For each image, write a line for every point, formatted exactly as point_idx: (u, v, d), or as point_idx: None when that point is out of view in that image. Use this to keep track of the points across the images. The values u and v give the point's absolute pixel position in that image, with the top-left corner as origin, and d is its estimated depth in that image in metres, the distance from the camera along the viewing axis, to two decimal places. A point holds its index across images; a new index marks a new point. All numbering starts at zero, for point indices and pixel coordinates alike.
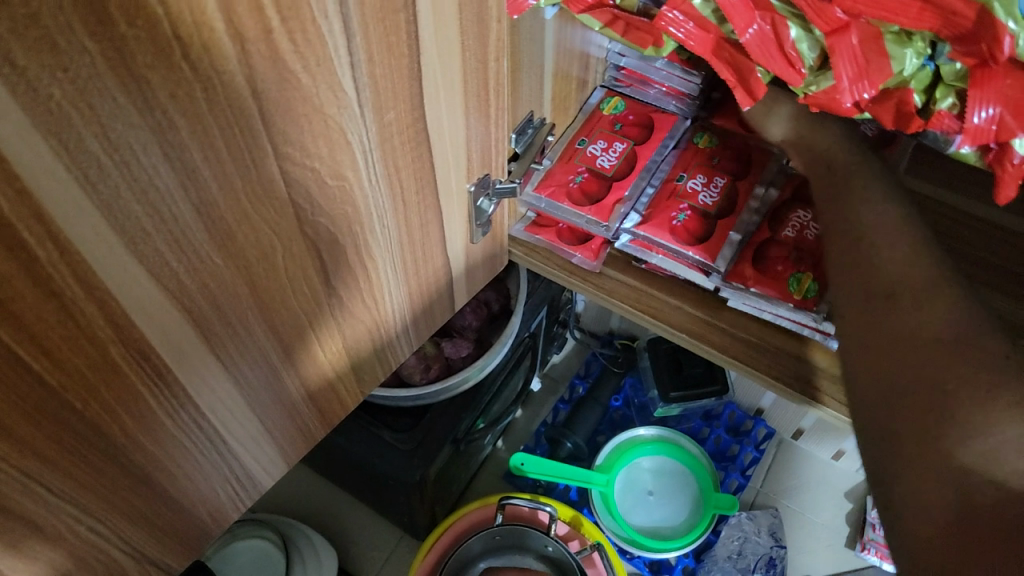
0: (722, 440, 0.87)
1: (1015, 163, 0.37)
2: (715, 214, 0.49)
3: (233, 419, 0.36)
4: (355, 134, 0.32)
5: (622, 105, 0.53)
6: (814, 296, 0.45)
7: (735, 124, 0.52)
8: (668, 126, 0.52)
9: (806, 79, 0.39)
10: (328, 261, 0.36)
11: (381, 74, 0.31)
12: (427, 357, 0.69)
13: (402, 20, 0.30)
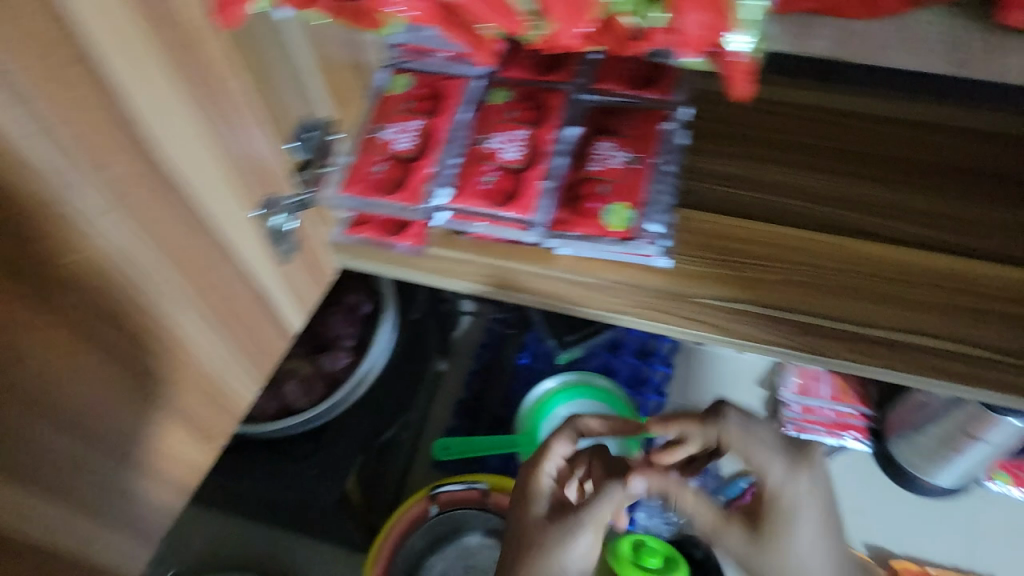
0: (632, 365, 0.88)
1: (744, 64, 0.32)
2: (521, 167, 0.49)
3: (65, 530, 0.34)
4: (82, 206, 0.29)
5: (409, 81, 0.51)
6: (631, 225, 0.47)
7: (528, 73, 0.51)
8: (459, 91, 0.51)
9: (520, 26, 0.34)
10: (114, 340, 0.33)
11: (86, 134, 0.28)
12: (308, 380, 0.67)
13: (86, 73, 0.27)
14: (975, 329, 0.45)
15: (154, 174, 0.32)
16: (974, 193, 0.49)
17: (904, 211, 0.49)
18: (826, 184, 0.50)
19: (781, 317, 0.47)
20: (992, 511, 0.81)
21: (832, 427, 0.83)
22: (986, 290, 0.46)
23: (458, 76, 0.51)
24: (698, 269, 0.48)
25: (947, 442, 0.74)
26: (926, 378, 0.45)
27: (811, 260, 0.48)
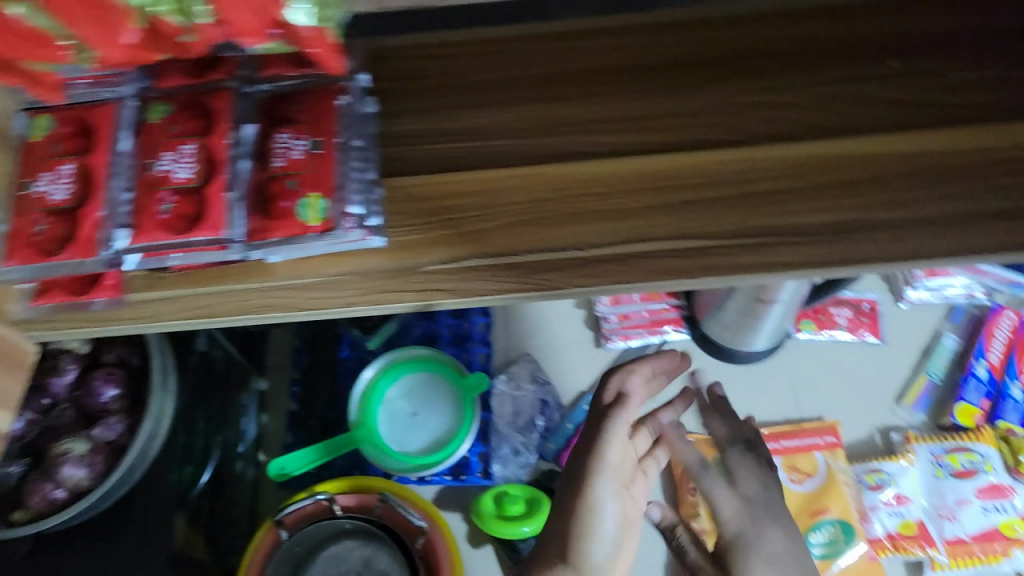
0: (452, 326, 0.88)
1: (319, 49, 0.40)
2: (200, 184, 0.45)
3: None
4: None
5: (52, 121, 0.47)
6: (329, 215, 0.45)
7: (184, 81, 0.47)
8: (110, 118, 0.46)
9: (96, 50, 0.39)
10: None
11: None
12: (84, 457, 0.62)
13: None
14: (685, 220, 0.47)
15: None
16: (662, 86, 0.50)
17: (603, 122, 0.49)
18: (522, 116, 0.50)
19: (508, 263, 0.47)
20: (807, 360, 0.86)
21: (650, 326, 0.86)
22: (688, 180, 0.48)
23: (107, 101, 0.47)
24: (421, 237, 0.47)
25: (746, 312, 0.78)
26: (655, 282, 0.46)
27: (526, 197, 0.48)
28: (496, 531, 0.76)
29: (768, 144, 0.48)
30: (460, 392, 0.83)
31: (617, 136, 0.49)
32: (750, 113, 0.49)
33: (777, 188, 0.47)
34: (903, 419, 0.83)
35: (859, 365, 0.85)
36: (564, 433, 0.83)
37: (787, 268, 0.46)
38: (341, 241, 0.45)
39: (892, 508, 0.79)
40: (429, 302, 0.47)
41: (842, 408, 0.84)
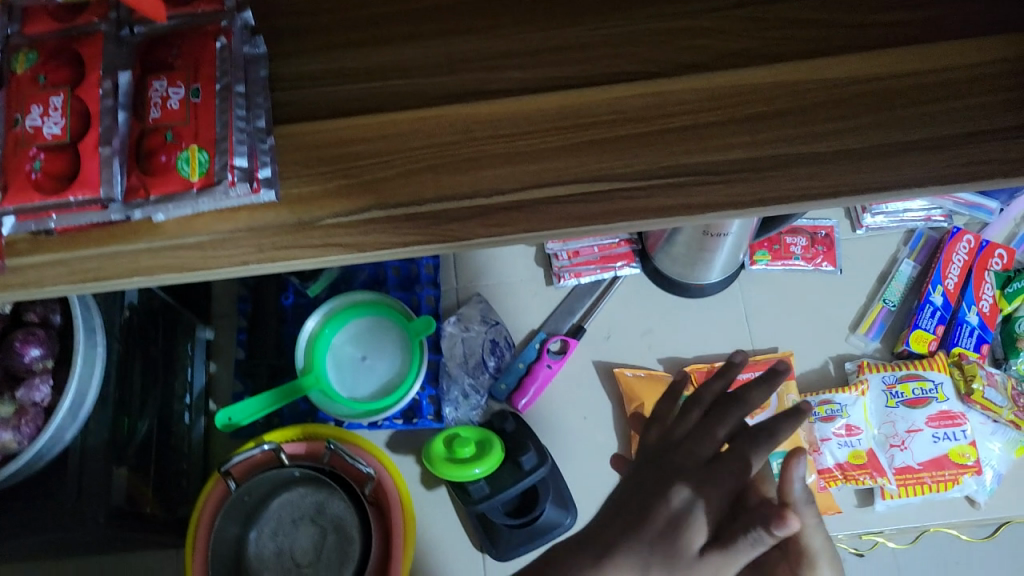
0: (400, 269, 0.87)
1: None
2: (72, 140, 0.42)
3: None
4: None
5: None
6: (210, 169, 0.42)
7: (51, 27, 0.44)
8: None
9: None
10: None
11: None
12: (8, 420, 0.60)
13: None
14: (596, 161, 0.44)
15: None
16: (571, 18, 0.47)
17: (509, 60, 0.47)
18: (422, 56, 0.47)
19: (409, 213, 0.44)
20: (760, 291, 0.84)
21: (602, 263, 0.84)
22: (597, 118, 0.45)
23: None
24: (317, 189, 0.44)
25: (695, 245, 0.77)
26: (564, 229, 0.44)
27: (427, 142, 0.45)
28: (445, 473, 0.76)
29: (683, 76, 0.45)
30: (407, 337, 0.81)
31: (524, 75, 0.46)
32: (665, 44, 0.46)
33: (692, 123, 0.44)
34: (857, 348, 0.82)
35: (813, 294, 0.84)
36: (516, 372, 0.83)
37: (702, 207, 0.43)
38: (227, 198, 0.42)
39: (843, 439, 0.77)
40: (327, 259, 0.44)
41: (795, 338, 0.83)
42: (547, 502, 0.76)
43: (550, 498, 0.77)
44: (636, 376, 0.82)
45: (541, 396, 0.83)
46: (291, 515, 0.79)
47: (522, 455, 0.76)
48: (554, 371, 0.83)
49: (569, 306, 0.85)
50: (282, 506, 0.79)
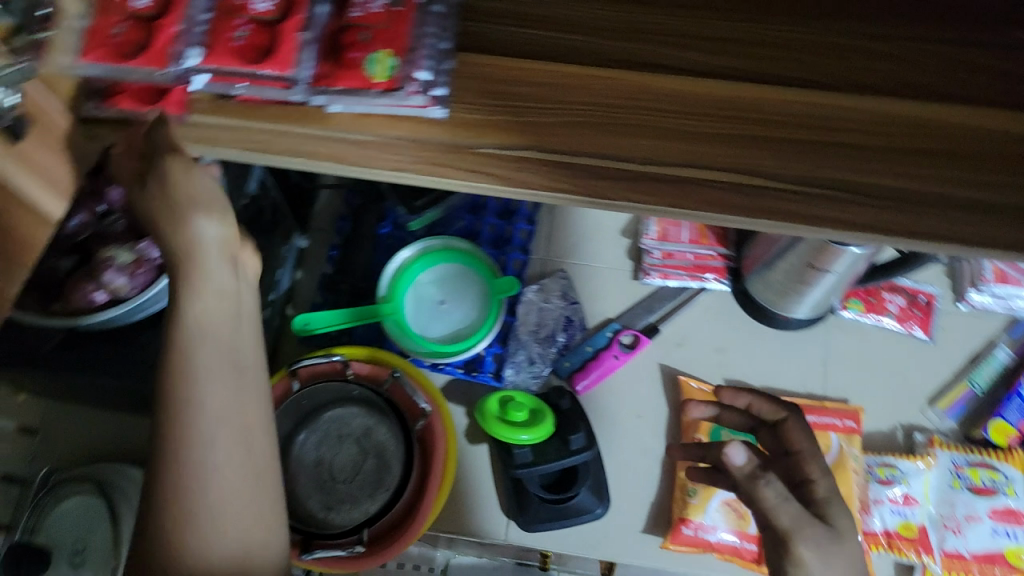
0: (496, 227, 0.88)
1: None
2: (276, 19, 0.45)
3: None
4: None
5: None
6: (395, 74, 0.44)
7: None
8: None
9: None
10: None
11: None
12: (124, 267, 0.64)
13: None
14: (757, 157, 0.44)
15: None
16: (767, 14, 0.47)
17: (694, 38, 0.46)
18: (606, 15, 0.47)
19: (565, 162, 0.45)
20: (847, 339, 0.84)
21: (692, 270, 0.84)
22: (770, 116, 0.44)
23: None
24: (482, 118, 0.46)
25: (795, 275, 0.76)
26: (709, 214, 0.44)
27: (595, 99, 0.45)
28: (495, 432, 0.77)
29: (861, 96, 0.44)
30: (489, 293, 0.83)
31: (705, 57, 0.46)
32: (854, 61, 0.45)
33: (860, 143, 0.44)
34: (931, 423, 0.81)
35: (896, 358, 0.83)
36: (582, 354, 0.83)
37: (855, 228, 0.43)
38: (401, 104, 0.44)
39: (896, 506, 0.77)
40: (476, 187, 0.45)
41: (870, 396, 0.82)
42: (583, 486, 0.77)
43: (587, 483, 0.78)
44: (702, 390, 0.82)
45: (599, 384, 0.83)
46: (338, 431, 0.78)
47: (571, 434, 0.77)
48: (620, 363, 0.83)
49: (649, 305, 0.86)
50: (338, 420, 0.78)
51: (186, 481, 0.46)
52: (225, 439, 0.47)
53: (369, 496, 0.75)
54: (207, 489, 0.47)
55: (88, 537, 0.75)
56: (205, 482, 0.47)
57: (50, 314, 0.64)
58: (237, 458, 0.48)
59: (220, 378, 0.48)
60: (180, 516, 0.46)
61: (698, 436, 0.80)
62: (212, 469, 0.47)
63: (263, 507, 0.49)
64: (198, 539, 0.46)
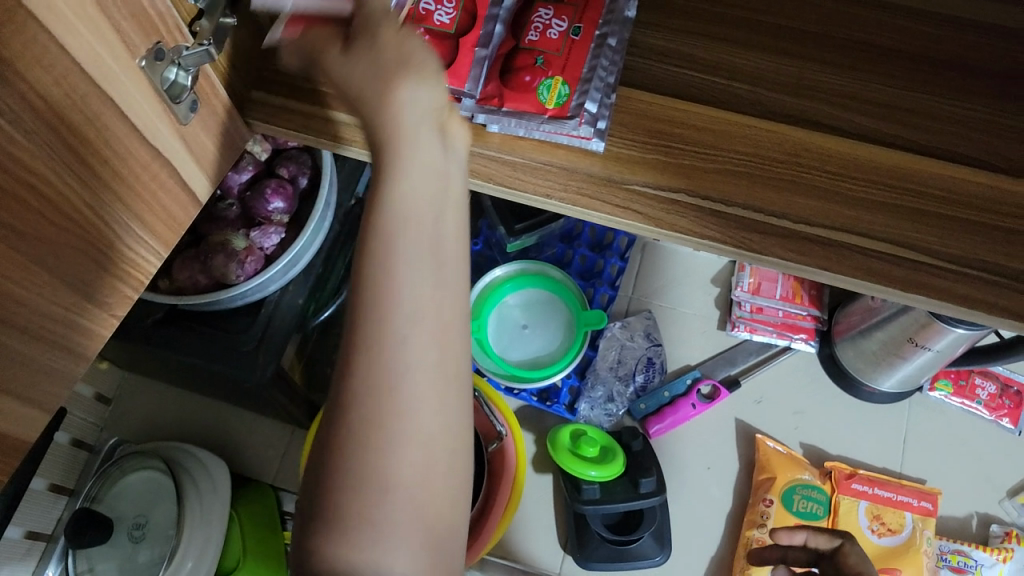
0: (586, 259, 0.87)
1: None
2: (456, 32, 0.47)
3: None
4: None
5: None
6: (566, 102, 0.45)
7: None
8: None
9: None
10: None
11: None
12: (239, 254, 0.64)
13: None
14: (913, 230, 0.43)
15: (20, 12, 0.30)
16: (944, 87, 0.45)
17: (865, 102, 0.45)
18: (773, 67, 0.46)
19: (716, 210, 0.44)
20: (929, 418, 0.83)
21: (781, 329, 0.83)
22: (932, 189, 0.43)
23: None
24: (637, 155, 0.45)
25: (891, 347, 0.74)
26: (858, 280, 0.43)
27: (754, 151, 0.44)
28: (566, 464, 0.76)
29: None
30: (573, 324, 0.82)
31: (874, 122, 0.45)
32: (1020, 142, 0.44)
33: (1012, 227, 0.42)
34: (1007, 515, 0.78)
35: (977, 444, 0.82)
36: (658, 398, 0.82)
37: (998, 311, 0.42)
38: (564, 134, 0.45)
39: None
40: (624, 220, 0.44)
41: (948, 479, 0.80)
42: (648, 531, 0.76)
43: (652, 529, 0.76)
44: (778, 451, 0.80)
45: (671, 430, 0.82)
46: None
47: (642, 478, 0.76)
48: (695, 413, 0.82)
49: (731, 357, 0.85)
50: None
51: (374, 408, 0.35)
52: (420, 372, 0.36)
53: None
54: (391, 432, 0.35)
55: (150, 513, 0.75)
56: (386, 421, 0.35)
57: (159, 289, 0.66)
58: (421, 401, 0.36)
59: (423, 279, 0.37)
60: (352, 459, 0.35)
61: (767, 497, 0.78)
62: (402, 415, 0.36)
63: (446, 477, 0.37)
64: (367, 494, 0.35)
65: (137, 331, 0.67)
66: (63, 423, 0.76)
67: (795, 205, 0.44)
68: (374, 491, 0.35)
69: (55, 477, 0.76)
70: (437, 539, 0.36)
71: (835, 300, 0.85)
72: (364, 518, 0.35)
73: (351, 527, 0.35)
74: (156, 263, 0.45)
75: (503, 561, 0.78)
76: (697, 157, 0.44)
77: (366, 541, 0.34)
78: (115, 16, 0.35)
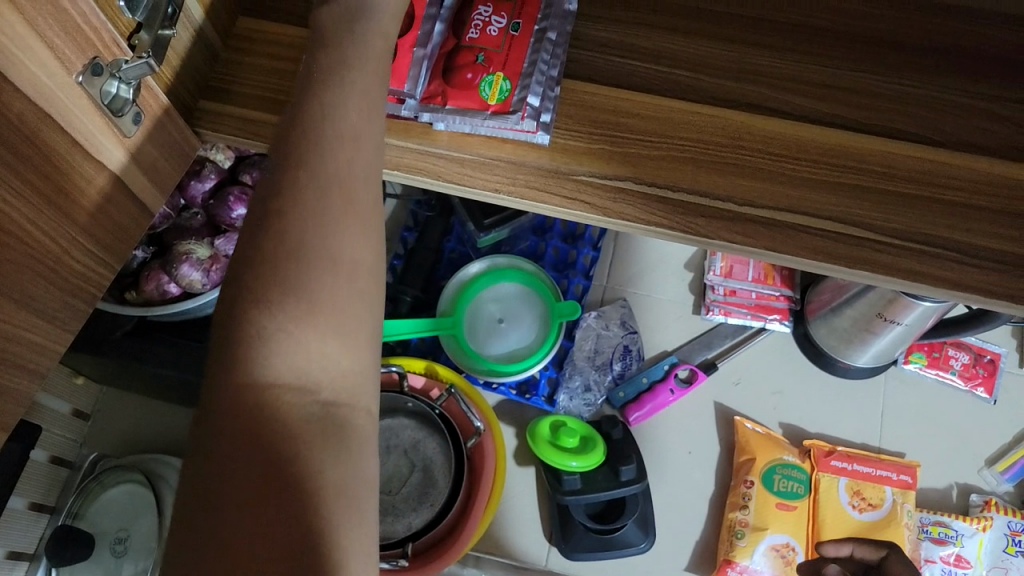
0: (559, 250, 0.88)
1: None
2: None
3: None
4: None
5: None
6: (508, 98, 0.46)
7: None
8: None
9: None
10: None
11: None
12: (203, 263, 0.63)
13: None
14: (859, 208, 0.43)
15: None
16: (888, 67, 0.46)
17: (809, 83, 0.45)
18: (720, 52, 0.46)
19: (661, 196, 0.44)
20: (906, 392, 0.83)
21: (755, 310, 0.84)
22: (875, 165, 0.43)
23: None
24: (584, 146, 0.45)
25: (862, 323, 0.75)
26: (806, 259, 0.43)
27: (697, 135, 0.45)
28: (546, 455, 0.76)
29: (967, 153, 0.43)
30: (548, 317, 0.82)
31: (816, 103, 0.45)
32: (963, 117, 0.44)
33: (956, 200, 0.43)
34: (987, 485, 0.79)
35: (954, 415, 0.82)
36: (637, 385, 0.82)
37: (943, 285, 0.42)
38: (508, 129, 0.45)
39: (948, 566, 0.75)
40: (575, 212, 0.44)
41: (926, 451, 0.81)
42: (631, 518, 0.76)
43: (635, 517, 0.77)
44: (757, 432, 0.81)
45: (652, 416, 0.83)
46: (387, 441, 0.78)
47: (623, 465, 0.76)
48: (674, 398, 0.82)
49: (708, 340, 0.85)
50: (411, 427, 0.79)
51: (302, 219, 0.35)
52: (354, 195, 0.36)
53: (413, 509, 0.75)
54: (325, 256, 0.35)
55: (132, 526, 0.75)
56: (320, 240, 0.35)
57: (126, 300, 0.65)
58: (356, 232, 0.36)
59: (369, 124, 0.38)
60: (284, 282, 0.34)
61: (749, 478, 0.79)
62: (334, 228, 0.35)
63: (369, 331, 0.36)
64: (294, 279, 0.34)
65: (107, 345, 0.66)
66: (39, 440, 0.75)
67: (743, 187, 0.44)
68: (294, 318, 0.34)
69: (36, 494, 0.76)
70: (353, 378, 0.35)
71: (807, 279, 0.85)
72: (295, 305, 0.34)
73: (277, 319, 0.33)
74: (109, 276, 0.45)
75: (497, 557, 0.78)
76: (639, 147, 0.45)
77: (294, 340, 0.33)
78: (51, 35, 0.34)
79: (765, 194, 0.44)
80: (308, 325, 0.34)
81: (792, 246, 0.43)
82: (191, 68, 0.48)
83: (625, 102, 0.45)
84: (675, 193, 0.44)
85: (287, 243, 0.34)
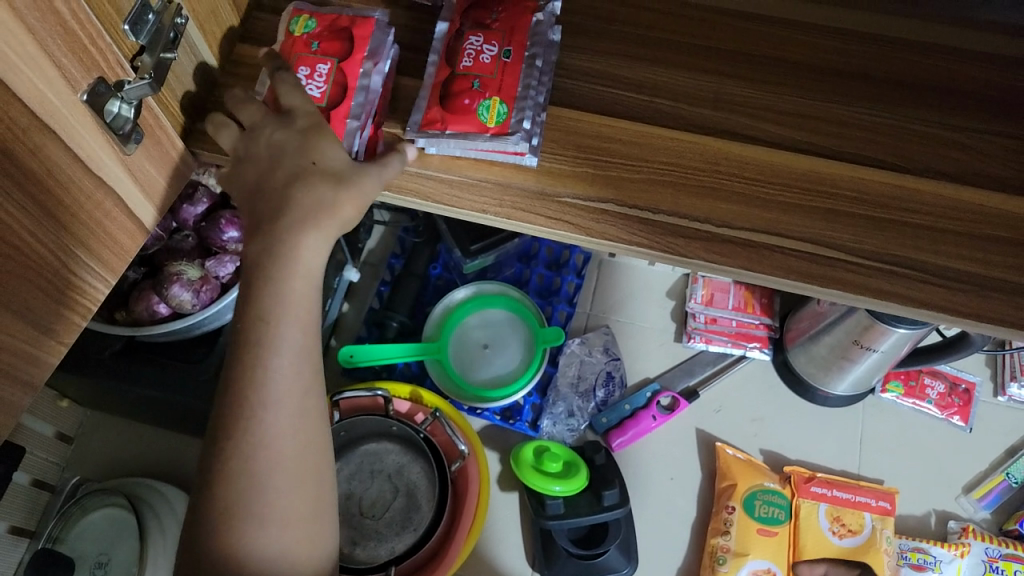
0: (544, 277, 0.90)
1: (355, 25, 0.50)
2: (327, 105, 0.48)
3: None
4: None
5: (312, 22, 0.50)
6: (505, 121, 0.47)
7: (327, 35, 0.50)
8: (328, 54, 0.49)
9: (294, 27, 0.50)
10: None
11: None
12: (193, 283, 0.64)
13: None
14: (831, 229, 0.45)
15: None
16: (857, 98, 0.48)
17: (781, 112, 0.48)
18: (696, 83, 0.49)
19: (643, 218, 0.46)
20: (883, 419, 0.85)
21: (735, 338, 0.86)
22: (846, 191, 0.46)
23: (366, 26, 0.50)
24: (568, 168, 0.47)
25: (839, 351, 0.77)
26: (780, 279, 0.45)
27: (676, 160, 0.47)
28: (529, 479, 0.77)
29: (930, 180, 0.46)
30: (533, 342, 0.83)
31: (789, 131, 0.47)
32: (926, 146, 0.47)
33: (920, 224, 0.45)
34: (965, 511, 0.80)
35: (931, 442, 0.84)
36: (620, 411, 0.83)
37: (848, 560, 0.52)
38: (507, 149, 0.46)
39: None
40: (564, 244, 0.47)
41: (905, 477, 0.82)
42: (613, 544, 0.76)
43: (617, 542, 0.77)
44: (738, 458, 0.82)
45: (634, 443, 0.83)
46: (371, 466, 0.79)
47: (605, 490, 0.77)
48: (656, 424, 0.83)
49: (689, 368, 0.87)
50: (397, 451, 0.79)
51: (240, 470, 0.44)
52: (284, 438, 0.45)
53: (396, 534, 0.75)
54: (263, 494, 0.45)
55: (112, 550, 0.75)
56: (262, 496, 0.45)
57: (116, 321, 0.66)
58: (291, 458, 0.46)
59: (298, 373, 0.45)
60: (237, 525, 0.44)
61: (730, 504, 0.79)
62: (270, 475, 0.45)
63: (314, 519, 0.47)
64: (245, 525, 0.45)
65: (95, 365, 0.67)
66: (22, 462, 0.75)
67: (721, 209, 0.46)
68: (250, 548, 0.45)
69: (17, 518, 0.76)
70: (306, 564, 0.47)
71: (787, 308, 0.88)
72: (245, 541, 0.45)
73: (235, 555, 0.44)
74: (104, 290, 0.46)
75: None
76: (620, 169, 0.47)
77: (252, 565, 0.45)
78: (59, 56, 0.36)
79: (741, 216, 0.46)
80: (261, 557, 0.45)
81: (769, 267, 0.45)
82: (191, 94, 0.49)
83: (607, 127, 0.48)
84: (659, 215, 0.46)
85: (229, 496, 0.44)
